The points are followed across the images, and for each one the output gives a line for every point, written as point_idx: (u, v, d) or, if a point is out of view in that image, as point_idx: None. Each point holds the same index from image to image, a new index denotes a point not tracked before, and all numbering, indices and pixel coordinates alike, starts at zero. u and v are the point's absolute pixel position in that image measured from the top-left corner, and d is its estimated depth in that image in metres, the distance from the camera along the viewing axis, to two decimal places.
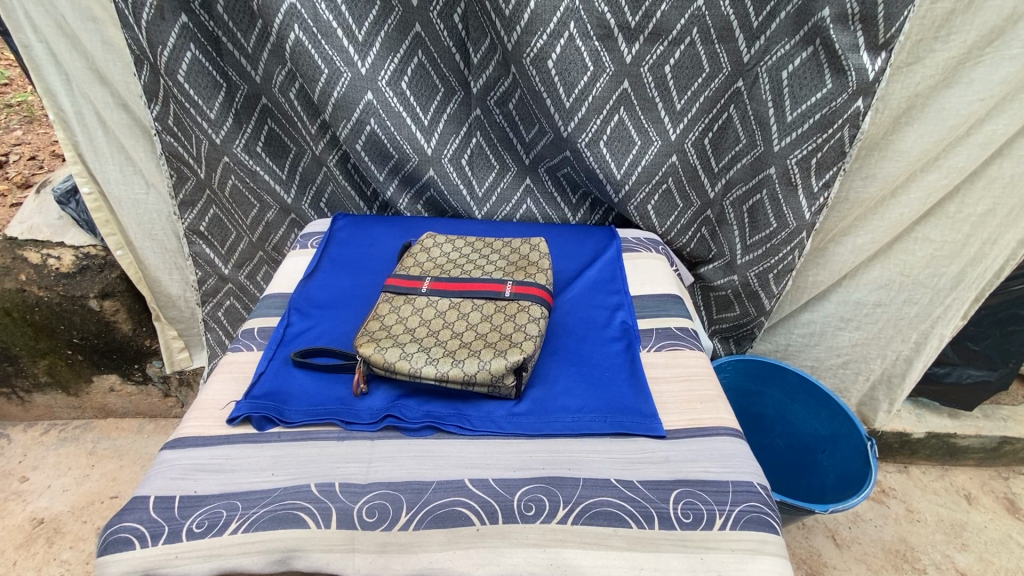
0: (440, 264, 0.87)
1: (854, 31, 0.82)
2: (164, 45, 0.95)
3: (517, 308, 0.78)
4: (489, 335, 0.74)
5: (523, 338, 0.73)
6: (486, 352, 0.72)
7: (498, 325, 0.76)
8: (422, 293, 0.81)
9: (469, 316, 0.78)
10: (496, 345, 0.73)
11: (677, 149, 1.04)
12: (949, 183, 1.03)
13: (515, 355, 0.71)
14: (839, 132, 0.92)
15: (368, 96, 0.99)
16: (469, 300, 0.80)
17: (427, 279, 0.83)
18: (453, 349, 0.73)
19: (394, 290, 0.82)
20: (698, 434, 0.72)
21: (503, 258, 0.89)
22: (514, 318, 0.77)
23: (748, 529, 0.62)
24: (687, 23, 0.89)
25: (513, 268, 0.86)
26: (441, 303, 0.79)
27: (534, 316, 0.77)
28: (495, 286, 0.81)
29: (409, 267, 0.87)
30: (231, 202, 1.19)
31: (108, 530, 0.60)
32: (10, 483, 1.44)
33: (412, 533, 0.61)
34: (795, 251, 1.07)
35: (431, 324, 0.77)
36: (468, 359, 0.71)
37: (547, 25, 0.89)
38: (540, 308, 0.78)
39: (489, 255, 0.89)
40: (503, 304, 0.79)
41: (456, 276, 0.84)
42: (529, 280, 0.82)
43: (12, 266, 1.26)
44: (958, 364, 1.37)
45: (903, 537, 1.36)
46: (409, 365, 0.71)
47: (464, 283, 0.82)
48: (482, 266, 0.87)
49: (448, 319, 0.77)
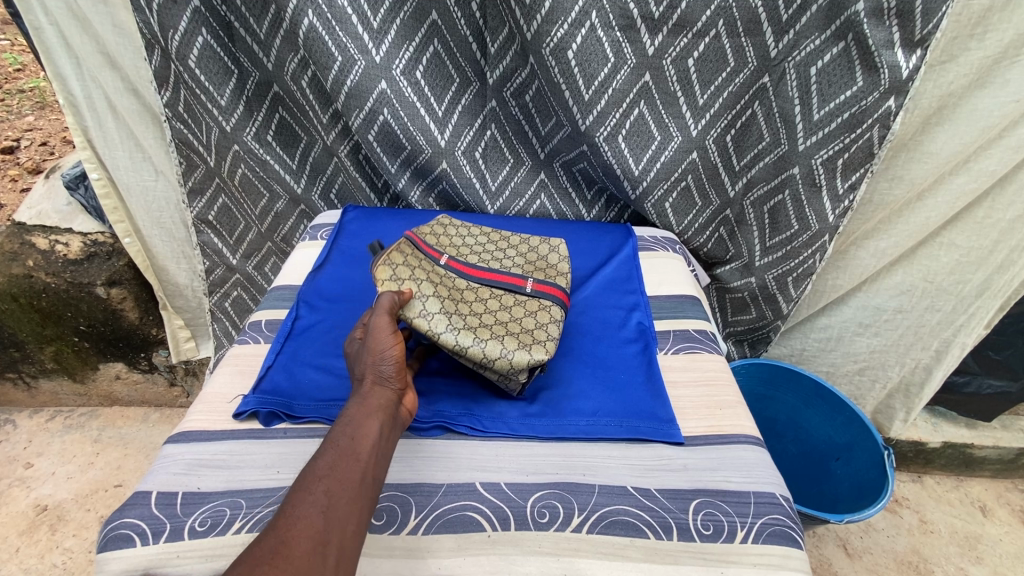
0: (459, 243, 0.85)
1: (889, 27, 0.79)
2: (175, 29, 0.93)
3: (538, 306, 0.76)
4: (511, 325, 0.72)
5: (546, 338, 0.72)
6: (509, 340, 0.70)
7: (519, 317, 0.74)
8: (438, 265, 0.78)
9: (488, 301, 0.75)
10: (520, 336, 0.71)
11: (697, 146, 1.00)
12: (978, 187, 0.99)
13: (539, 354, 0.69)
14: (868, 133, 0.89)
15: (381, 85, 0.97)
16: (489, 288, 0.77)
17: (447, 255, 0.80)
18: (475, 326, 0.71)
19: (416, 247, 0.79)
20: (717, 442, 0.69)
21: (520, 255, 0.86)
22: (535, 314, 0.75)
23: (771, 543, 0.59)
24: (712, 15, 0.86)
25: (530, 267, 0.83)
26: (456, 280, 0.77)
27: (555, 316, 0.75)
28: (516, 278, 0.79)
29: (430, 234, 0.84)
30: (240, 192, 1.18)
31: (108, 526, 0.59)
32: (14, 469, 1.43)
33: (420, 537, 0.59)
34: (816, 254, 1.05)
35: (453, 294, 0.74)
36: (491, 340, 0.69)
37: (567, 15, 0.87)
38: (558, 310, 0.76)
39: (507, 248, 0.87)
40: (522, 298, 0.77)
41: (472, 261, 0.82)
42: (550, 280, 0.80)
43: (19, 252, 1.24)
44: (979, 373, 1.33)
45: (917, 548, 1.33)
46: (432, 325, 0.69)
47: (485, 271, 0.79)
48: (499, 258, 0.84)
49: (468, 298, 0.75)
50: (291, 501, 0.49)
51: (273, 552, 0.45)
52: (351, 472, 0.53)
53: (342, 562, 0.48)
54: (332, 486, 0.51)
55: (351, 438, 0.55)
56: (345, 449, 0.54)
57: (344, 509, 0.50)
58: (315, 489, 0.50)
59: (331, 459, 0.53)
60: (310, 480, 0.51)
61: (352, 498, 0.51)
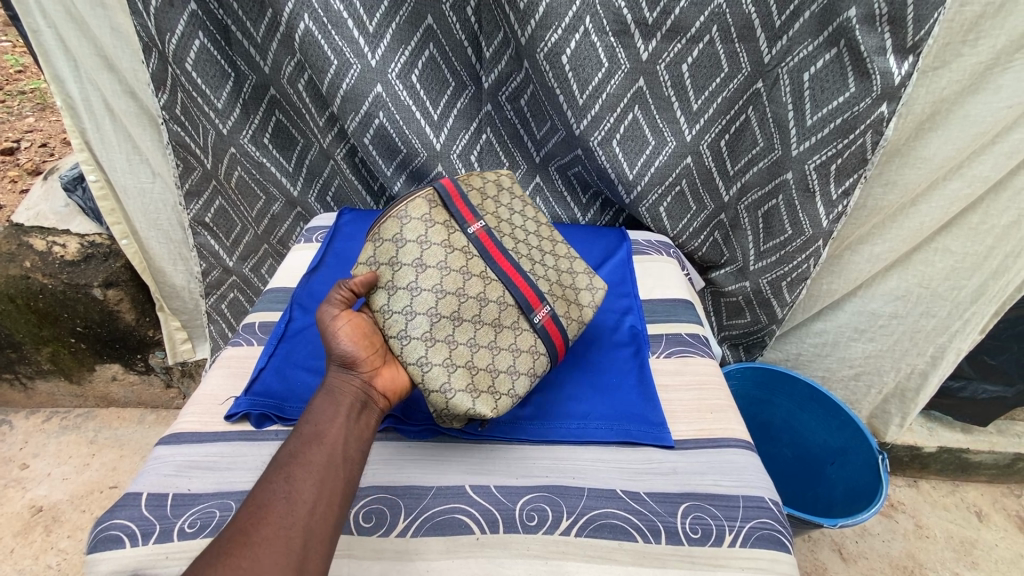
0: (506, 219, 0.77)
1: (881, 33, 0.79)
2: (172, 33, 0.94)
3: (530, 344, 0.70)
4: (475, 357, 0.67)
5: (506, 390, 0.67)
6: (462, 378, 0.65)
7: (495, 349, 0.68)
8: (466, 233, 0.71)
9: (487, 305, 0.69)
10: (479, 379, 0.66)
11: (692, 150, 1.01)
12: (972, 193, 1.00)
13: (482, 408, 0.65)
14: (861, 139, 0.89)
15: (377, 89, 0.97)
16: (503, 287, 0.70)
17: (481, 225, 0.72)
18: (437, 343, 0.65)
19: (444, 206, 0.71)
20: (707, 446, 0.69)
21: (555, 261, 0.78)
22: (517, 354, 0.69)
23: (760, 547, 0.59)
24: (706, 21, 0.87)
25: (557, 288, 0.75)
26: (473, 259, 0.70)
27: (526, 364, 0.70)
28: (534, 298, 0.72)
29: (479, 198, 0.76)
30: (237, 194, 1.18)
31: (98, 528, 0.59)
32: (10, 470, 1.44)
33: (408, 540, 0.59)
34: (810, 259, 1.05)
35: (446, 289, 0.67)
36: (440, 367, 0.65)
37: (562, 20, 0.87)
38: (545, 360, 0.71)
39: (548, 254, 0.78)
40: (522, 324, 0.70)
41: (509, 248, 0.74)
42: (563, 317, 0.74)
43: (16, 253, 1.25)
44: (974, 378, 1.33)
45: (912, 553, 1.33)
46: (389, 323, 0.66)
47: (509, 264, 0.72)
48: (537, 257, 0.76)
49: (468, 290, 0.68)
50: (255, 490, 0.52)
51: (234, 539, 0.47)
52: (315, 457, 0.54)
53: (311, 544, 0.49)
54: (295, 472, 0.52)
55: (315, 426, 0.57)
56: (309, 437, 0.56)
57: (309, 492, 0.51)
58: (277, 477, 0.52)
59: (295, 447, 0.55)
60: (274, 469, 0.53)
61: (316, 481, 0.52)
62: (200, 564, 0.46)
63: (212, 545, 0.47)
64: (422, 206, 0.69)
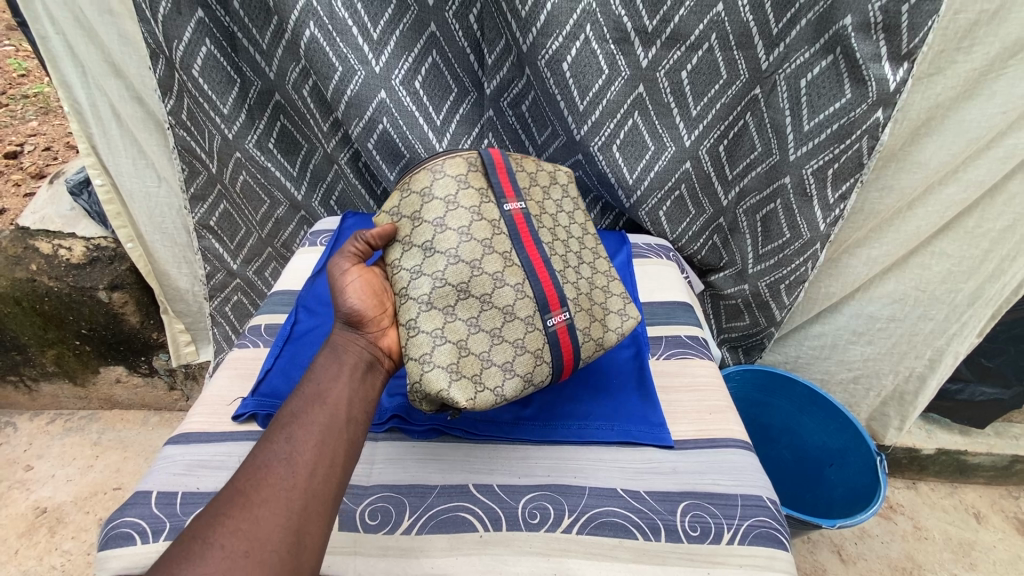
0: (551, 224, 0.76)
1: (877, 41, 0.81)
2: (180, 40, 0.95)
3: (537, 343, 0.66)
4: (471, 340, 0.64)
5: (494, 385, 0.64)
6: (450, 357, 0.63)
7: (496, 338, 0.65)
8: (501, 209, 0.70)
9: (500, 286, 0.66)
10: (470, 365, 0.63)
11: (691, 156, 1.02)
12: (967, 198, 1.01)
13: (458, 393, 0.62)
14: (857, 144, 0.90)
15: (380, 95, 0.99)
16: (525, 274, 0.68)
17: (520, 207, 0.72)
18: (435, 313, 0.64)
19: (487, 177, 0.72)
20: (706, 445, 0.70)
21: (591, 271, 0.75)
22: (519, 353, 0.65)
23: (758, 545, 0.60)
24: (704, 29, 0.88)
25: (585, 297, 0.72)
26: (499, 236, 0.68)
27: (525, 368, 0.65)
28: (554, 298, 0.68)
29: (530, 194, 0.75)
30: (242, 198, 1.20)
31: (109, 525, 0.60)
32: (14, 472, 1.45)
33: (413, 537, 0.60)
34: (808, 262, 1.06)
35: (461, 257, 0.66)
36: (427, 337, 0.63)
37: (563, 28, 0.89)
38: (546, 369, 0.67)
39: (586, 265, 0.75)
40: (534, 321, 0.67)
41: (546, 245, 0.72)
42: (580, 331, 0.69)
43: (23, 255, 1.26)
44: (971, 380, 1.34)
45: (911, 555, 1.34)
46: (397, 278, 0.67)
47: (538, 254, 0.70)
48: (572, 262, 0.73)
49: (484, 263, 0.66)
50: (255, 451, 0.52)
51: (233, 499, 0.48)
52: (317, 418, 0.54)
53: (311, 506, 0.50)
54: (296, 433, 0.53)
55: (319, 385, 0.58)
56: (311, 397, 0.56)
57: (310, 454, 0.52)
58: (279, 438, 0.53)
59: (296, 407, 0.55)
60: (275, 429, 0.54)
61: (318, 442, 0.53)
62: (200, 525, 0.47)
63: (212, 505, 0.48)
64: (462, 168, 0.70)
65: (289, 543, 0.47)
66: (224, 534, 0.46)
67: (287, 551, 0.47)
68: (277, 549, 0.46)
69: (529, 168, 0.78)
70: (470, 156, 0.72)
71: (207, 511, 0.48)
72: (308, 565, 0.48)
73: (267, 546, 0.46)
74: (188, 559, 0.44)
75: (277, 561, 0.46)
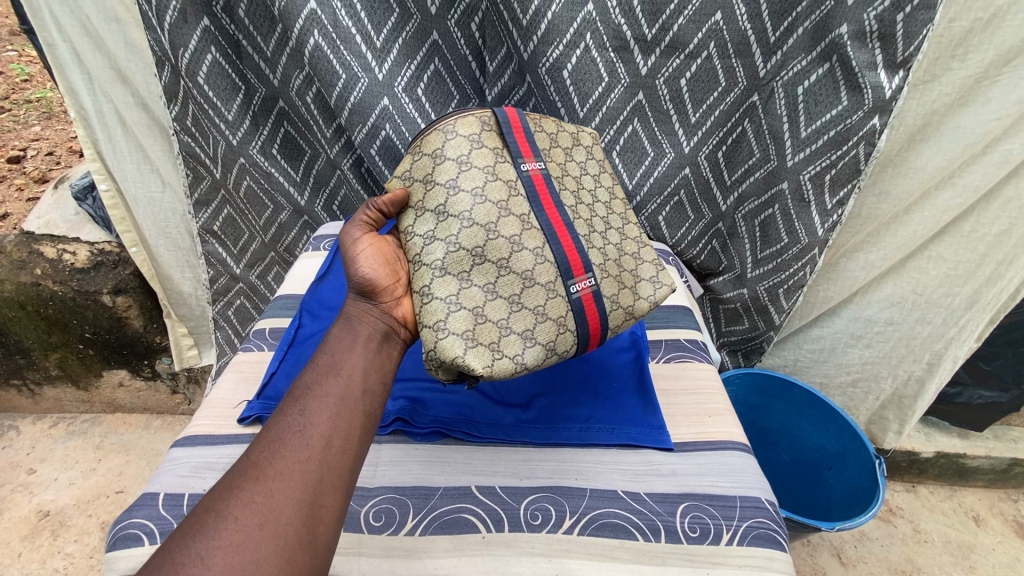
0: (574, 186, 0.73)
1: (872, 49, 0.82)
2: (186, 48, 0.97)
3: (559, 311, 0.64)
4: (487, 307, 0.63)
5: (512, 353, 0.62)
6: (465, 324, 0.62)
7: (515, 305, 0.64)
8: (518, 170, 0.68)
9: (520, 251, 0.64)
10: (486, 333, 0.62)
11: (690, 161, 1.06)
12: (963, 203, 1.02)
13: (474, 361, 0.60)
14: (854, 150, 0.91)
15: (383, 102, 1.00)
16: (545, 238, 0.66)
17: (539, 167, 0.69)
18: (450, 278, 0.63)
19: (502, 136, 0.69)
20: (705, 448, 0.71)
21: (619, 237, 0.73)
22: (540, 321, 0.64)
23: (757, 545, 0.61)
24: (703, 37, 0.90)
25: (612, 263, 0.70)
26: (517, 198, 0.66)
27: (546, 336, 0.64)
28: (578, 264, 0.66)
29: (549, 156, 0.73)
30: (245, 204, 1.21)
31: (117, 526, 0.61)
32: (17, 475, 1.45)
33: (417, 538, 0.61)
34: (807, 266, 1.07)
35: (476, 220, 0.64)
36: (442, 303, 0.62)
37: (563, 36, 0.92)
38: (570, 337, 0.65)
39: (614, 231, 0.73)
40: (556, 287, 0.65)
41: (567, 209, 0.70)
42: (607, 298, 0.67)
43: (28, 260, 1.27)
44: (970, 384, 1.35)
45: (911, 557, 1.35)
46: (411, 244, 0.66)
47: (559, 217, 0.68)
48: (599, 226, 0.72)
49: (502, 227, 0.64)
50: (270, 424, 0.52)
51: (247, 472, 0.48)
52: (332, 390, 0.55)
53: (327, 478, 0.49)
54: (311, 405, 0.53)
55: (333, 357, 0.58)
56: (326, 369, 0.57)
57: (326, 425, 0.52)
58: (293, 410, 0.53)
59: (311, 380, 0.56)
60: (288, 402, 0.54)
61: (334, 413, 0.53)
62: (213, 498, 0.46)
63: (225, 477, 0.48)
64: (474, 127, 0.68)
65: (304, 515, 0.47)
66: (237, 507, 0.45)
67: (303, 524, 0.46)
68: (292, 522, 0.46)
69: (547, 128, 0.75)
70: (484, 114, 0.69)
71: (221, 484, 0.47)
72: (323, 539, 0.47)
73: (282, 519, 0.45)
74: (200, 532, 0.43)
75: (292, 534, 0.45)
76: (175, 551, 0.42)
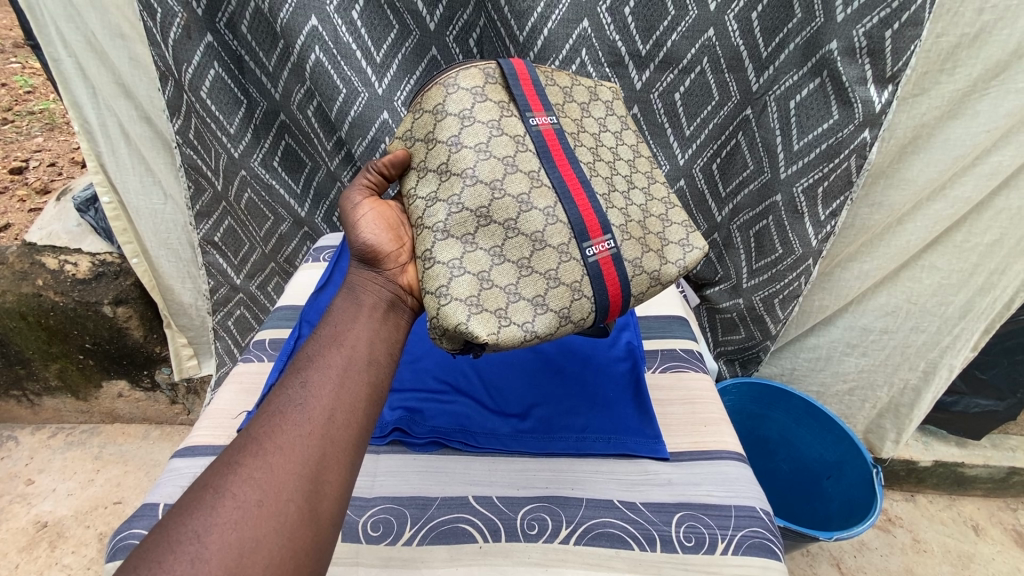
0: (591, 144, 0.71)
1: (862, 65, 0.83)
2: (188, 63, 0.98)
3: (573, 275, 0.62)
4: (493, 271, 0.61)
5: (523, 320, 0.60)
6: (469, 290, 0.60)
7: (524, 270, 0.61)
8: (526, 124, 0.66)
9: (529, 211, 0.62)
10: (491, 300, 0.60)
11: (685, 173, 1.09)
12: (956, 213, 1.03)
13: (478, 327, 0.58)
14: (845, 163, 0.93)
15: (382, 116, 1.03)
16: (556, 198, 0.63)
17: (548, 120, 0.68)
18: (454, 243, 0.61)
19: (508, 89, 0.67)
20: (701, 457, 0.72)
21: (643, 199, 0.71)
22: (553, 286, 0.61)
23: (752, 555, 0.61)
24: (696, 53, 0.92)
25: (634, 223, 0.67)
26: (524, 153, 0.64)
27: (559, 302, 0.61)
28: (593, 226, 0.64)
29: (562, 111, 0.70)
30: (246, 215, 1.23)
31: (116, 537, 0.61)
32: (15, 486, 1.45)
33: (415, 548, 0.61)
34: (801, 276, 1.08)
35: (480, 177, 0.62)
36: (445, 268, 0.60)
37: (559, 52, 0.95)
38: (586, 303, 0.62)
39: (636, 191, 0.71)
40: (571, 250, 0.62)
41: (581, 165, 0.67)
42: (629, 262, 0.65)
43: (30, 271, 1.28)
44: (966, 393, 1.36)
45: (910, 567, 1.34)
46: (413, 208, 0.65)
47: (571, 174, 0.65)
48: (619, 186, 0.69)
49: (509, 186, 0.62)
50: (273, 397, 0.52)
51: (248, 446, 0.48)
52: (336, 363, 0.55)
53: (330, 451, 0.50)
54: (313, 379, 0.54)
55: (337, 329, 0.59)
56: (329, 341, 0.57)
57: (328, 398, 0.53)
58: (295, 384, 0.53)
59: (314, 352, 0.56)
60: (290, 376, 0.54)
61: (338, 385, 0.54)
62: (213, 473, 0.47)
63: (226, 452, 0.48)
64: (478, 79, 0.66)
65: (306, 490, 0.47)
66: (237, 483, 0.45)
67: (305, 499, 0.47)
68: (294, 497, 0.46)
69: (560, 84, 0.73)
70: (488, 67, 0.67)
71: (220, 459, 0.47)
72: (327, 512, 0.48)
73: (284, 495, 0.46)
74: (198, 508, 0.44)
75: (294, 510, 0.46)
76: (174, 527, 0.43)
